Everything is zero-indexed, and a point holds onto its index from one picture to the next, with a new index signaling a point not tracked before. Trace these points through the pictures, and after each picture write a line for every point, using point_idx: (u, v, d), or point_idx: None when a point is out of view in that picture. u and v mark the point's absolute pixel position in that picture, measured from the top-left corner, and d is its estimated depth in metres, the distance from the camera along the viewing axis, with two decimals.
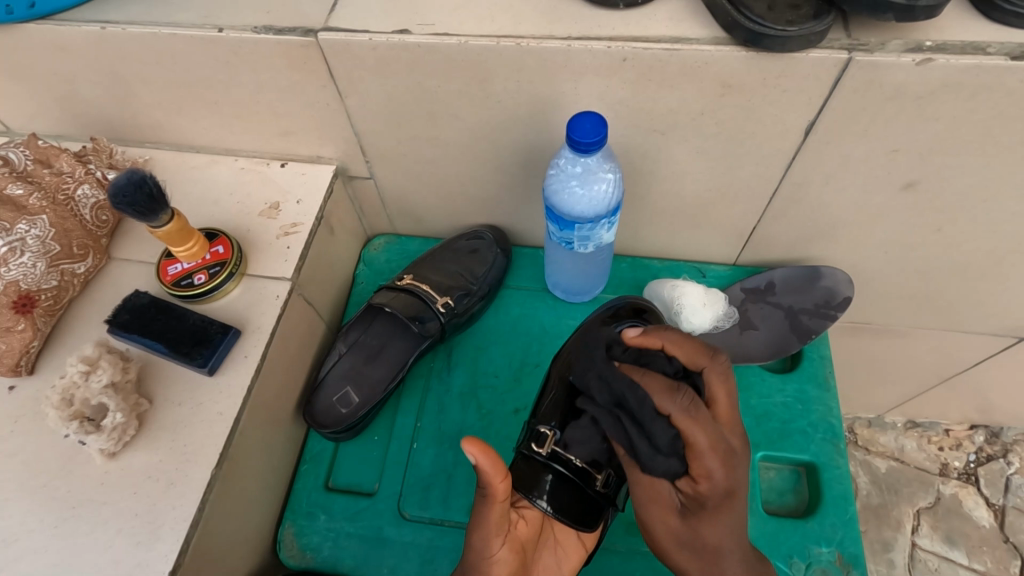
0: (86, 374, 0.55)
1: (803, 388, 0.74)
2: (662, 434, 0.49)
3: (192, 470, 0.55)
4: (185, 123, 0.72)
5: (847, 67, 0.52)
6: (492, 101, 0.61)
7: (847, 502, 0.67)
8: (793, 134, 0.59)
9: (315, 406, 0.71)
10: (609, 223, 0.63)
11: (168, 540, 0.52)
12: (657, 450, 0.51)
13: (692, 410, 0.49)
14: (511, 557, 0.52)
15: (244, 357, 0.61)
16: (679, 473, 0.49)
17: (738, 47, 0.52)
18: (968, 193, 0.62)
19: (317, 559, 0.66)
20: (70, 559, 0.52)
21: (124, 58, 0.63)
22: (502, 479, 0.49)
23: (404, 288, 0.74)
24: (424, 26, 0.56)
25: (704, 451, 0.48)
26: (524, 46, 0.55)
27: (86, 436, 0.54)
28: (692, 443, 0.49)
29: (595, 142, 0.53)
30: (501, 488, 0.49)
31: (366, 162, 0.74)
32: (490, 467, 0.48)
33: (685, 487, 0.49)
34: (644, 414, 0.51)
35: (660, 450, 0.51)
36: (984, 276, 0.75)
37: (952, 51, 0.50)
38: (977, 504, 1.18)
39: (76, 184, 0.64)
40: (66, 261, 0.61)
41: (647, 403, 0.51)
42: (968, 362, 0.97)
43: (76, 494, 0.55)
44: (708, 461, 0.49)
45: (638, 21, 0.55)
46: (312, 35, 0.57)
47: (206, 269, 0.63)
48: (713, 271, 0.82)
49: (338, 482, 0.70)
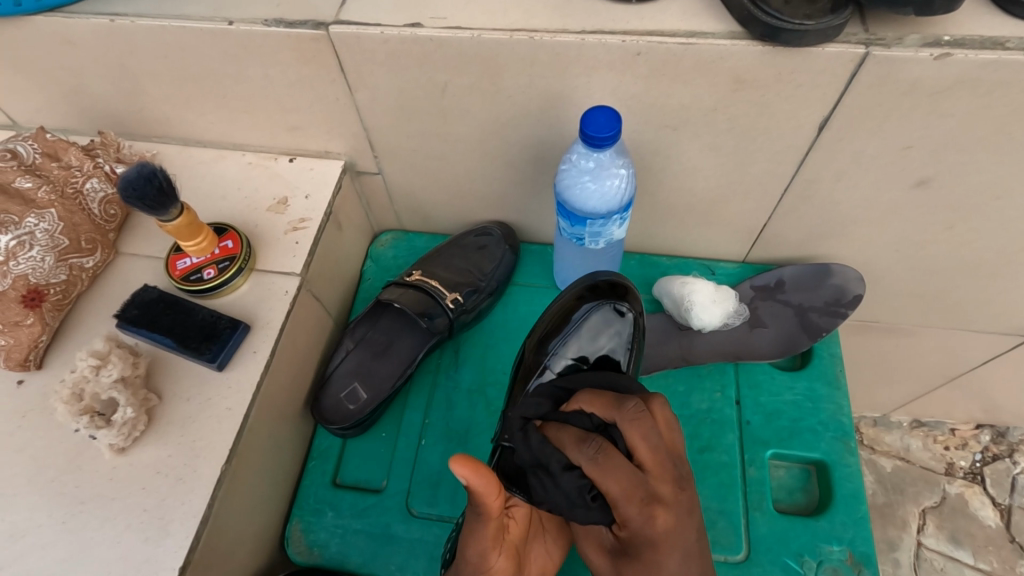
0: (97, 368, 0.55)
1: (813, 387, 0.73)
2: (628, 486, 0.46)
3: (202, 466, 0.55)
4: (193, 117, 0.71)
5: (863, 62, 0.51)
6: (504, 96, 0.61)
7: (858, 501, 0.66)
8: (807, 130, 0.59)
9: (323, 402, 0.71)
10: (620, 219, 0.62)
11: (178, 536, 0.52)
12: (581, 500, 0.49)
13: (598, 458, 0.47)
14: (507, 565, 0.53)
15: (253, 352, 0.60)
16: (643, 525, 0.47)
17: (753, 42, 0.52)
18: (982, 190, 0.62)
19: (325, 555, 0.66)
20: (80, 554, 0.52)
21: (133, 51, 0.62)
22: (495, 498, 0.48)
23: (412, 284, 0.74)
24: (437, 20, 0.56)
25: (619, 500, 0.47)
26: (538, 40, 0.54)
27: (96, 431, 0.54)
28: (660, 493, 0.47)
29: (609, 137, 0.53)
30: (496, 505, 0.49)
31: (375, 157, 0.73)
32: (483, 489, 0.47)
33: (652, 541, 0.47)
34: (562, 464, 0.50)
35: (574, 497, 0.49)
36: (996, 275, 0.75)
37: (970, 46, 0.50)
38: (983, 504, 1.17)
39: (84, 178, 0.63)
40: (74, 255, 0.61)
41: (603, 457, 0.47)
42: (976, 361, 0.97)
43: (85, 489, 0.54)
44: (647, 513, 0.46)
45: (652, 16, 0.54)
46: (323, 28, 0.57)
47: (215, 264, 0.63)
48: (722, 268, 0.82)
49: (345, 478, 0.70)
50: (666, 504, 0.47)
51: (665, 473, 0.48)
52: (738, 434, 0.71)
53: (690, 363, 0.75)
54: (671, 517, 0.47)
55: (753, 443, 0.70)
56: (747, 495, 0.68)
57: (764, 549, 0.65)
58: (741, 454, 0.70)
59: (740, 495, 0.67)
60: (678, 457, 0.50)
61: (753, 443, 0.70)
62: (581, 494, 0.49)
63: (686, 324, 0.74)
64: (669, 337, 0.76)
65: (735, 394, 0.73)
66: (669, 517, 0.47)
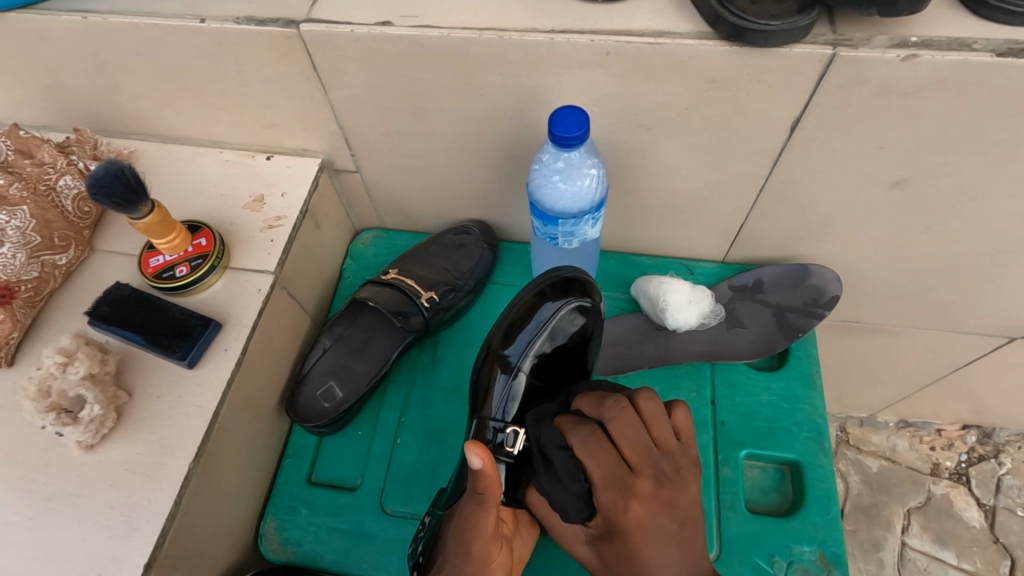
0: (64, 366, 0.55)
1: (789, 387, 0.73)
2: (610, 473, 0.51)
3: (171, 463, 0.55)
4: (170, 114, 0.71)
5: (832, 63, 0.51)
6: (477, 95, 0.61)
7: (830, 501, 0.67)
8: (779, 130, 0.59)
9: (298, 400, 0.71)
10: (593, 219, 0.62)
11: (145, 532, 0.52)
12: (570, 487, 0.52)
13: (590, 443, 0.52)
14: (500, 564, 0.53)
15: (224, 350, 0.60)
16: (619, 512, 0.50)
17: (722, 42, 0.52)
18: (957, 192, 0.62)
19: (298, 552, 0.66)
20: (47, 550, 0.52)
21: (107, 48, 0.62)
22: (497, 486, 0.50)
23: (388, 283, 0.74)
24: (408, 19, 0.56)
25: (599, 485, 0.51)
26: (508, 39, 0.54)
27: (63, 428, 0.54)
28: (638, 485, 0.51)
29: (577, 136, 0.53)
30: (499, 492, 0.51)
31: (353, 155, 0.73)
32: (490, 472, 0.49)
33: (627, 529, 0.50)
34: (556, 450, 0.53)
35: (564, 485, 0.52)
36: (974, 276, 0.75)
37: (937, 47, 0.49)
38: (968, 505, 1.17)
39: (57, 175, 0.63)
40: (46, 252, 0.61)
41: (595, 443, 0.51)
42: (960, 362, 0.96)
43: (53, 485, 0.54)
44: (624, 502, 0.50)
45: (623, 15, 0.54)
46: (294, 26, 0.57)
47: (188, 262, 0.63)
48: (702, 268, 0.82)
49: (320, 476, 0.70)
50: (641, 497, 0.50)
51: (648, 469, 0.51)
52: (713, 434, 0.71)
53: (667, 363, 0.75)
54: (647, 507, 0.50)
55: (728, 444, 0.70)
56: (721, 495, 0.68)
57: (736, 549, 0.65)
58: (715, 455, 0.70)
59: (713, 495, 0.68)
60: (666, 455, 0.53)
61: (728, 444, 0.70)
62: (571, 478, 0.52)
63: (663, 324, 0.74)
64: (646, 337, 0.76)
65: (711, 394, 0.73)
66: (646, 507, 0.50)
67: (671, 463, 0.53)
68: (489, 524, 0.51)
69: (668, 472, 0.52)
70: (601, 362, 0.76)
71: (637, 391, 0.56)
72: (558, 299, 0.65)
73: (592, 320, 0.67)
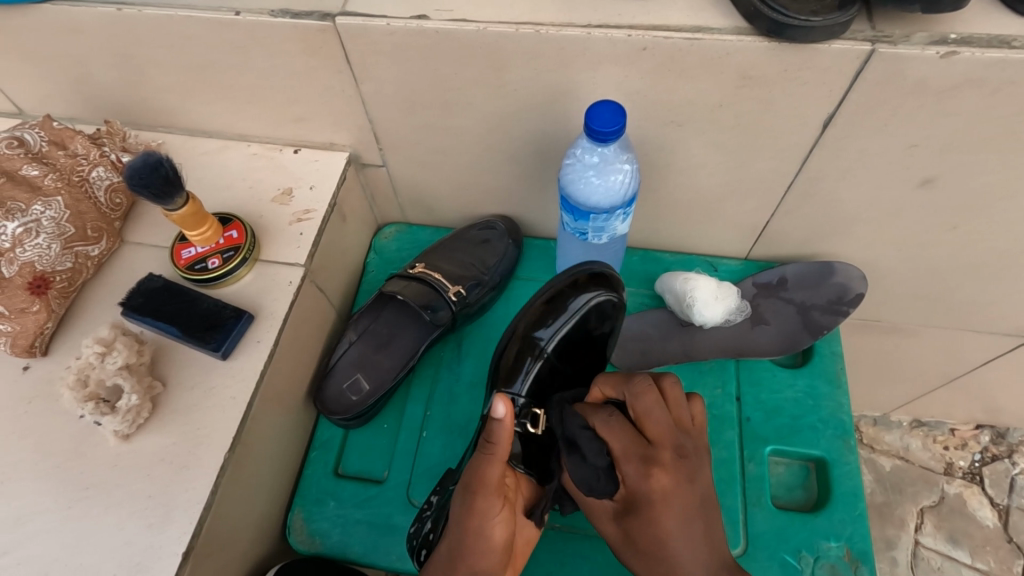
0: (102, 355, 0.55)
1: (814, 384, 0.73)
2: (629, 447, 0.50)
3: (206, 452, 0.55)
4: (199, 107, 0.71)
5: (869, 60, 0.51)
6: (509, 90, 0.61)
7: (857, 499, 0.67)
8: (811, 127, 0.59)
9: (325, 393, 0.71)
10: (624, 214, 0.62)
11: (181, 522, 0.53)
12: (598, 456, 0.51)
13: (609, 421, 0.52)
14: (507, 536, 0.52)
15: (256, 342, 0.61)
16: (643, 483, 0.49)
17: (759, 38, 0.52)
18: (986, 191, 0.62)
19: (327, 544, 0.66)
20: (85, 539, 0.52)
21: (139, 40, 0.62)
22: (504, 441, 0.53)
23: (415, 276, 0.74)
24: (443, 13, 0.56)
25: (620, 459, 0.50)
26: (543, 34, 0.54)
27: (101, 417, 0.54)
28: (660, 457, 0.49)
29: (613, 132, 0.53)
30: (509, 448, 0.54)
31: (379, 150, 0.74)
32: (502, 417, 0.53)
33: (653, 500, 0.48)
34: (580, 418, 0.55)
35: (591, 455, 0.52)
36: (999, 275, 0.75)
37: (976, 45, 0.49)
38: (982, 504, 1.18)
39: (90, 166, 0.63)
40: (80, 243, 0.61)
41: (614, 420, 0.52)
42: (977, 361, 0.97)
43: (90, 475, 0.55)
44: (649, 463, 0.49)
45: (658, 11, 0.54)
46: (329, 19, 0.57)
47: (219, 254, 0.63)
48: (725, 265, 0.82)
49: (347, 468, 0.70)
50: (664, 465, 0.49)
51: (668, 444, 0.50)
52: (738, 430, 0.71)
53: (691, 359, 0.75)
54: (672, 480, 0.48)
55: (752, 440, 0.71)
56: (747, 491, 0.68)
57: (761, 544, 0.65)
58: (740, 451, 0.70)
59: (739, 491, 0.68)
60: (685, 433, 0.52)
61: (753, 440, 0.71)
62: (593, 452, 0.52)
63: (687, 319, 0.74)
64: (671, 333, 0.76)
65: (735, 390, 0.74)
66: (665, 486, 0.48)
67: (691, 443, 0.52)
68: (493, 480, 0.52)
69: (687, 446, 0.51)
70: (624, 358, 0.76)
71: (660, 376, 0.55)
72: (589, 286, 0.67)
73: (615, 313, 0.68)
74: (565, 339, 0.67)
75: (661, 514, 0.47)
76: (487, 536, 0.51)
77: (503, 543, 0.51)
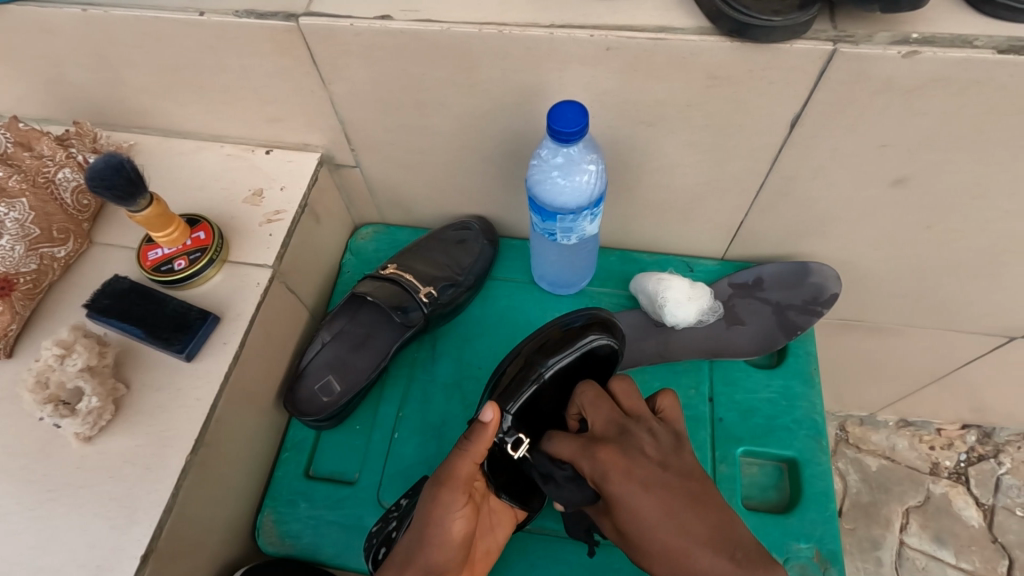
0: (62, 357, 0.55)
1: (788, 384, 0.73)
2: (572, 446, 0.52)
3: (170, 454, 0.55)
4: (170, 107, 0.71)
5: (833, 60, 0.51)
6: (477, 90, 0.61)
7: (827, 499, 0.66)
8: (780, 126, 0.59)
9: (297, 394, 0.71)
10: (592, 215, 0.62)
11: (144, 524, 0.53)
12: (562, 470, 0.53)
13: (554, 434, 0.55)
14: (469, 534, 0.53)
15: (223, 343, 0.61)
16: (590, 468, 0.49)
17: (724, 38, 0.51)
18: (958, 190, 0.62)
19: (298, 545, 0.66)
20: (46, 541, 0.52)
21: (106, 41, 0.62)
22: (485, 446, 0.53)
23: (387, 277, 0.74)
24: (409, 13, 0.56)
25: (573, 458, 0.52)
26: (508, 34, 0.54)
27: (60, 419, 0.54)
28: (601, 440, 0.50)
29: (576, 132, 0.53)
30: (485, 449, 0.53)
31: (352, 150, 0.73)
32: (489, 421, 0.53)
33: (602, 478, 0.47)
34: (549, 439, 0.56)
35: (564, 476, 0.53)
36: (976, 275, 0.75)
37: (940, 44, 0.49)
38: (967, 504, 1.18)
39: (56, 168, 0.63)
40: (46, 244, 0.61)
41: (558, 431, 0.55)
42: (960, 361, 0.96)
43: (53, 477, 0.55)
44: (597, 448, 0.49)
45: (623, 10, 0.54)
46: (294, 20, 0.57)
47: (186, 256, 0.63)
48: (702, 265, 0.81)
49: (319, 470, 0.70)
50: (603, 445, 0.49)
51: (610, 427, 0.51)
52: (710, 431, 0.71)
53: (666, 360, 0.74)
54: (616, 452, 0.48)
55: (725, 441, 0.70)
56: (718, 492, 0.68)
57: None
58: (712, 452, 0.70)
59: None
60: (638, 418, 0.52)
61: (725, 441, 0.70)
62: (557, 472, 0.53)
63: (662, 320, 0.74)
64: (646, 333, 0.76)
65: (708, 391, 0.73)
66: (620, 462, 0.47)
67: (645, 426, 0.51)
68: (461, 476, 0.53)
69: (639, 428, 0.50)
70: None
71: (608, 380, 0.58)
72: (595, 328, 0.64)
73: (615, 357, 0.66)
74: (565, 372, 0.63)
75: (613, 495, 0.46)
76: (447, 531, 0.51)
77: (462, 539, 0.52)
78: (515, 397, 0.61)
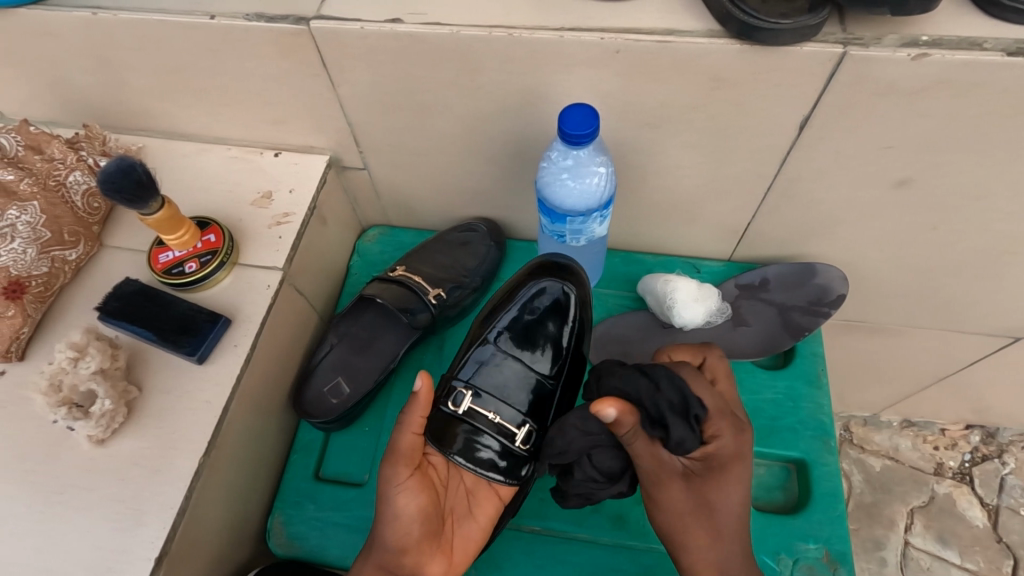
0: (75, 360, 0.55)
1: (794, 386, 0.73)
2: (718, 404, 0.56)
3: (181, 456, 0.55)
4: (177, 110, 0.71)
5: (841, 62, 0.51)
6: (485, 92, 0.61)
7: (837, 499, 0.67)
8: (787, 128, 0.59)
9: (305, 396, 0.71)
10: (601, 217, 0.62)
11: (155, 526, 0.53)
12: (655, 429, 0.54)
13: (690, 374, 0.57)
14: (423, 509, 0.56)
15: (233, 346, 0.61)
16: (731, 440, 0.55)
17: (731, 40, 0.52)
18: (964, 192, 0.62)
19: (306, 547, 0.66)
20: (58, 543, 0.52)
21: (115, 44, 0.62)
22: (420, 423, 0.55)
23: (395, 279, 0.74)
24: (417, 16, 0.56)
25: (713, 412, 0.55)
26: (516, 37, 0.54)
27: (74, 422, 0.54)
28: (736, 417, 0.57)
29: (586, 134, 0.53)
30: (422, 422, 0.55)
31: (359, 153, 0.74)
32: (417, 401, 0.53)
33: (733, 455, 0.54)
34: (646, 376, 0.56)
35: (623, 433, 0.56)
36: (981, 276, 0.75)
37: (947, 47, 0.49)
38: (971, 504, 1.18)
39: (67, 171, 0.64)
40: (57, 247, 0.61)
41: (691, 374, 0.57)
42: (964, 362, 0.97)
43: (63, 479, 0.55)
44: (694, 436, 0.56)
45: (631, 13, 0.54)
46: (303, 23, 0.57)
47: (197, 258, 0.63)
48: (707, 266, 0.82)
49: (327, 471, 0.70)
50: (733, 421, 0.56)
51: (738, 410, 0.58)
52: None
53: None
54: (738, 435, 0.55)
55: None
56: None
57: None
58: None
59: None
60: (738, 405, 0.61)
61: None
62: (689, 405, 0.53)
63: (669, 321, 0.74)
64: (652, 334, 0.76)
65: None
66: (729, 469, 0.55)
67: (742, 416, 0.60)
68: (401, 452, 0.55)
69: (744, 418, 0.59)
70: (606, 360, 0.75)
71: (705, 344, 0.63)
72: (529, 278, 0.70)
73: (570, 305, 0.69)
74: (514, 329, 0.69)
75: (736, 471, 0.54)
76: (393, 504, 0.54)
77: (413, 514, 0.55)
78: (463, 365, 0.67)
